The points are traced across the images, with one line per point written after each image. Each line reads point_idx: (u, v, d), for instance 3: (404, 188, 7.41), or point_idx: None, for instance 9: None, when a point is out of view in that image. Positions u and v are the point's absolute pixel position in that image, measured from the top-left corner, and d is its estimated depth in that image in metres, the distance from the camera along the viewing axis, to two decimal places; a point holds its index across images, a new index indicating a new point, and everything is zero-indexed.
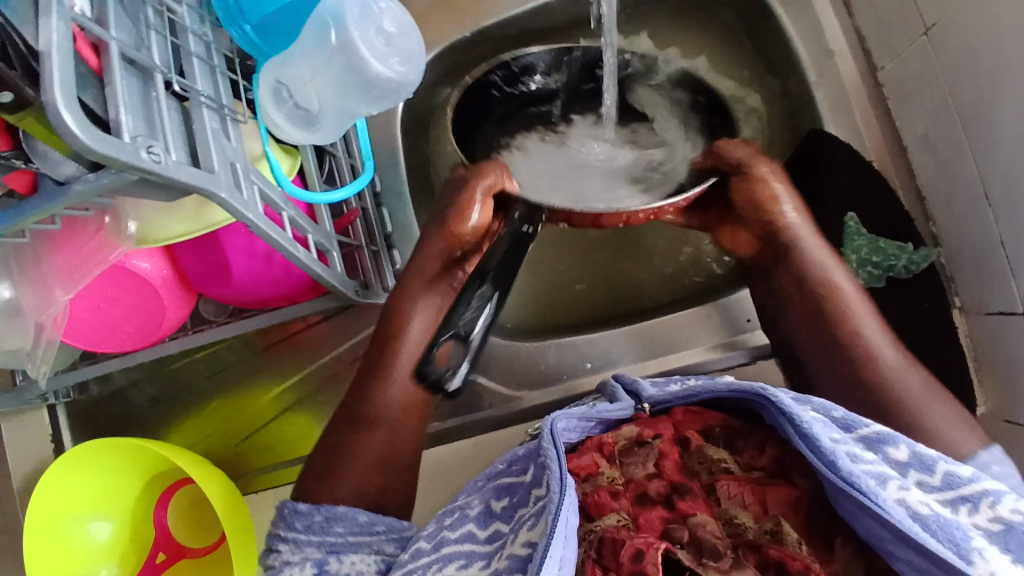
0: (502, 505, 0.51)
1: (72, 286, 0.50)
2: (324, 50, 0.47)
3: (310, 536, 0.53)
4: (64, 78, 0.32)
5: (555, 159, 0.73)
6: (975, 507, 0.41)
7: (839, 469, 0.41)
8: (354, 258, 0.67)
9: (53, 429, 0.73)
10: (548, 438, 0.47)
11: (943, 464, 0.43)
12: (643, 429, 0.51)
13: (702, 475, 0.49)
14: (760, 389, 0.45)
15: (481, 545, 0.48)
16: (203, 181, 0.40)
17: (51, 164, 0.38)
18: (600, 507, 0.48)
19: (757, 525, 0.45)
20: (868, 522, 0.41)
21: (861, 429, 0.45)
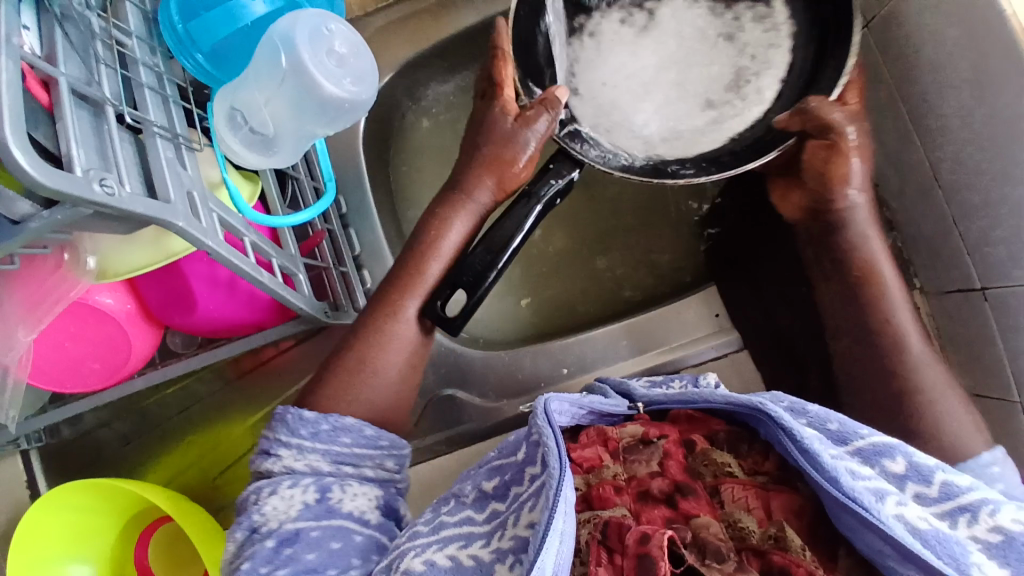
0: (493, 485, 0.50)
1: (34, 324, 0.50)
2: (276, 75, 0.47)
3: (316, 443, 0.51)
4: (12, 115, 0.32)
5: (630, 61, 0.62)
6: (974, 518, 0.41)
7: (841, 486, 0.40)
8: (324, 281, 0.68)
9: (27, 477, 0.72)
10: (543, 418, 0.47)
11: (941, 473, 0.43)
12: (647, 429, 0.52)
13: (707, 478, 0.48)
14: (756, 404, 0.45)
15: (479, 526, 0.47)
16: (159, 210, 0.40)
17: (4, 203, 0.37)
18: (603, 501, 0.48)
19: (761, 531, 0.44)
20: (869, 538, 0.41)
21: (857, 441, 0.45)
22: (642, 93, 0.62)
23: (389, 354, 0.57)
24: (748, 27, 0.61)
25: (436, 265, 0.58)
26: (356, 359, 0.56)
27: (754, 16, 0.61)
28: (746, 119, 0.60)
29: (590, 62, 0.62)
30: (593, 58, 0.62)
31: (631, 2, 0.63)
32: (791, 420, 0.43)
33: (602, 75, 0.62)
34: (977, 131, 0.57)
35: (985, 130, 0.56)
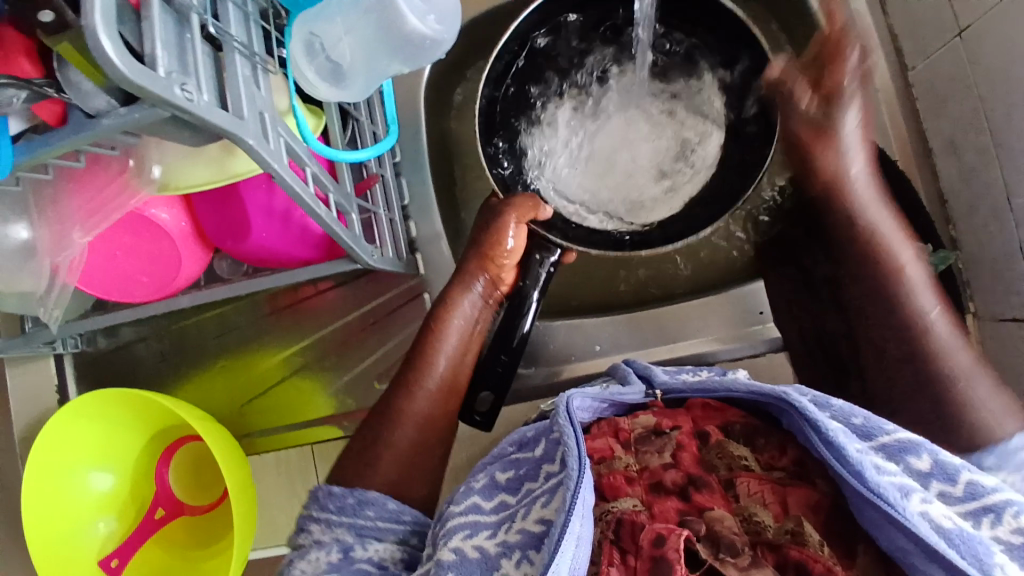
0: (506, 477, 0.51)
1: (90, 228, 0.51)
2: (359, 6, 0.47)
3: (341, 517, 0.53)
4: (104, 5, 0.32)
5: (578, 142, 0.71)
6: (998, 520, 0.40)
7: (867, 481, 0.40)
8: (373, 223, 0.66)
9: (57, 381, 0.73)
10: (564, 417, 0.47)
11: (967, 473, 0.41)
12: (661, 420, 0.50)
13: (721, 471, 0.46)
14: (783, 392, 0.44)
15: (487, 516, 0.48)
16: (233, 125, 0.40)
17: (81, 96, 0.37)
18: (615, 490, 0.47)
19: (777, 525, 0.43)
20: (892, 535, 0.40)
21: (882, 437, 0.43)
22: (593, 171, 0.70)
23: (412, 402, 0.61)
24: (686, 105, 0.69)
25: (438, 361, 0.63)
26: (372, 429, 0.61)
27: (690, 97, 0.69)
28: (697, 186, 0.68)
29: (551, 149, 0.71)
30: (554, 145, 0.71)
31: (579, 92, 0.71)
32: (817, 412, 0.43)
33: (561, 154, 0.71)
34: None
35: None
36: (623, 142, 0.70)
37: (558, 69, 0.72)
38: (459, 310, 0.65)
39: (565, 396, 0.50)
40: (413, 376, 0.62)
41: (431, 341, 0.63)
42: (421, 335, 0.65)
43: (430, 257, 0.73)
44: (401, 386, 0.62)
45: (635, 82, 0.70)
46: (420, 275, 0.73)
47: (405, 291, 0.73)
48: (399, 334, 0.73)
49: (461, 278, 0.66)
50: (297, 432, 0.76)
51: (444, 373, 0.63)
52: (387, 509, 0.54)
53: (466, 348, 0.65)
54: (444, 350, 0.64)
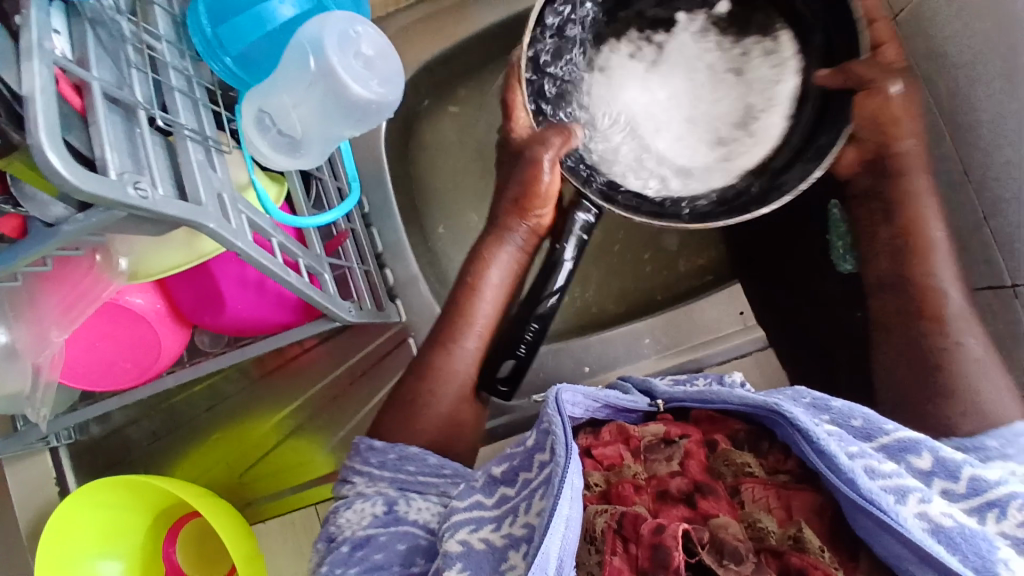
0: (502, 470, 0.48)
1: (67, 325, 0.51)
2: (306, 79, 0.48)
3: (383, 472, 0.53)
4: (47, 120, 0.32)
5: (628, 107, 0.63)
6: (1002, 513, 0.40)
7: (858, 486, 0.39)
8: (347, 279, 0.67)
9: (54, 474, 0.72)
10: (552, 408, 0.46)
11: (968, 469, 0.42)
12: (670, 428, 0.49)
13: (727, 478, 0.45)
14: (772, 404, 0.43)
15: (490, 510, 0.46)
16: (191, 213, 0.41)
17: (39, 206, 0.38)
18: (623, 499, 0.45)
19: (781, 531, 0.42)
20: (887, 543, 0.39)
21: (882, 437, 0.44)
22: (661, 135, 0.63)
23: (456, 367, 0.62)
24: (756, 63, 0.61)
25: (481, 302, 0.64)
26: (413, 387, 0.61)
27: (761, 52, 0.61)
28: (755, 157, 0.61)
29: (603, 96, 0.63)
30: (607, 101, 0.63)
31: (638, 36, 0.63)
32: (809, 423, 0.42)
33: (611, 110, 0.63)
34: None
35: None
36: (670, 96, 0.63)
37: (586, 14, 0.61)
38: (496, 264, 0.65)
39: (554, 390, 0.48)
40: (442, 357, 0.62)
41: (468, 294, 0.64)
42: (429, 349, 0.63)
43: (410, 301, 0.73)
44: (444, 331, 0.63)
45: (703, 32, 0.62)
46: (402, 320, 0.73)
47: (390, 336, 0.74)
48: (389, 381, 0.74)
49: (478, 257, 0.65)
50: (297, 496, 0.76)
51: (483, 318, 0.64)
52: (430, 465, 0.54)
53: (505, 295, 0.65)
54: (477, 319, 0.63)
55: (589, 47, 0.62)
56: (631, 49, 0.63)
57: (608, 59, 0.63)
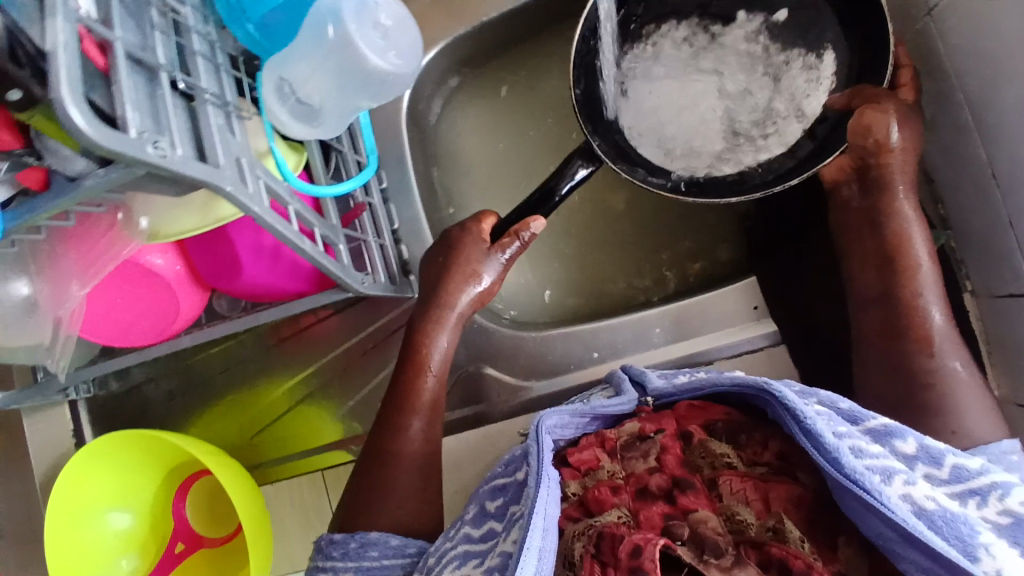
0: (495, 505, 0.49)
1: (87, 280, 0.53)
2: (322, 47, 0.49)
3: (375, 530, 0.54)
4: (69, 76, 0.33)
5: (684, 77, 0.67)
6: (983, 501, 0.40)
7: (842, 465, 0.39)
8: (363, 252, 0.67)
9: (74, 426, 0.75)
10: (534, 433, 0.47)
11: (951, 456, 0.42)
12: (645, 424, 0.49)
13: (705, 470, 0.46)
14: (763, 384, 0.44)
15: (476, 544, 0.46)
16: (209, 174, 0.41)
17: (60, 160, 0.39)
18: (601, 504, 0.45)
19: (759, 522, 0.42)
20: (870, 522, 0.39)
21: (868, 422, 0.44)
22: (677, 115, 0.67)
23: (407, 431, 0.61)
24: (795, 73, 0.65)
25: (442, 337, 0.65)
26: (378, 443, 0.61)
27: (803, 65, 0.64)
28: (761, 155, 0.65)
29: (646, 70, 0.68)
30: (645, 83, 0.68)
31: (698, 22, 0.67)
32: (799, 402, 0.42)
33: (635, 120, 0.68)
34: None
35: None
36: (693, 83, 0.67)
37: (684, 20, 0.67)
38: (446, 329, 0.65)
39: (540, 416, 0.49)
40: (402, 414, 0.61)
41: (418, 374, 0.63)
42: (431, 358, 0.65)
43: None
44: (399, 392, 0.63)
45: (752, 38, 0.66)
46: (414, 296, 0.74)
47: (401, 311, 0.75)
48: None
49: (431, 303, 0.65)
50: (305, 460, 0.78)
51: (431, 392, 0.63)
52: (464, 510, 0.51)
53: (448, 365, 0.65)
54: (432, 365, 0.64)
55: (663, 25, 0.68)
56: (687, 35, 0.67)
57: (663, 39, 0.68)
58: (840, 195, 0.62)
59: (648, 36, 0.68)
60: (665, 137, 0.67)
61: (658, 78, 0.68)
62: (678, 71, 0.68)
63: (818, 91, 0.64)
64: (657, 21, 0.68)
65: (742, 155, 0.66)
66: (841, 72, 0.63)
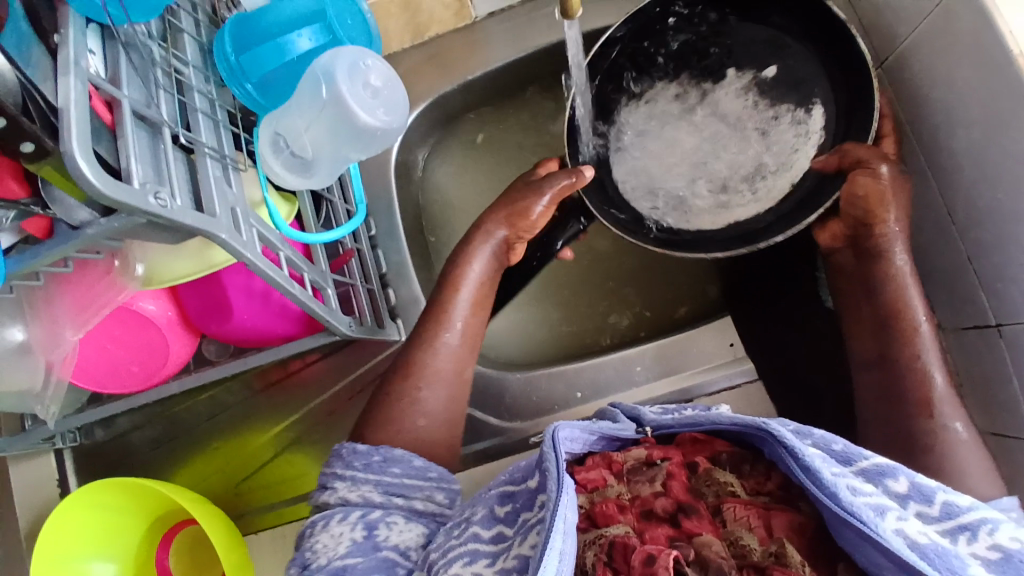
0: (504, 510, 0.47)
1: (80, 325, 0.54)
2: (316, 104, 0.52)
3: (367, 474, 0.51)
4: (79, 129, 0.36)
5: (676, 132, 0.72)
6: (974, 537, 0.41)
7: (841, 500, 0.41)
8: (351, 296, 0.69)
9: (59, 475, 0.75)
10: (548, 443, 0.46)
11: (942, 493, 0.42)
12: (652, 451, 0.51)
13: (709, 497, 0.47)
14: (759, 422, 0.45)
15: (486, 545, 0.45)
16: (205, 223, 0.43)
17: (65, 210, 0.41)
18: (607, 518, 0.46)
19: (762, 548, 0.43)
20: (868, 552, 0.41)
21: (862, 462, 0.45)
22: (667, 170, 0.72)
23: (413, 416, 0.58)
24: (784, 127, 0.68)
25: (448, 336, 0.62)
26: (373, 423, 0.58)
27: (792, 120, 0.67)
28: (750, 213, 0.68)
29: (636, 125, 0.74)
30: (636, 134, 0.74)
31: (689, 81, 0.72)
32: (794, 439, 0.43)
33: (630, 173, 0.73)
34: (989, 170, 0.56)
35: (996, 170, 0.56)
36: (681, 143, 0.72)
37: (676, 75, 0.72)
38: (479, 258, 0.66)
39: (553, 426, 0.48)
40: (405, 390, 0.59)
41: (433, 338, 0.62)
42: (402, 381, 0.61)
43: (410, 321, 0.76)
44: (403, 376, 0.61)
45: (743, 94, 0.70)
46: (402, 340, 0.75)
47: (389, 353, 0.76)
48: None
49: (460, 259, 0.66)
50: (289, 508, 0.76)
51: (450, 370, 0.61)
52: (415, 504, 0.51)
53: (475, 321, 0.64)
54: (443, 352, 0.62)
55: (655, 83, 0.73)
56: (680, 91, 0.72)
57: (657, 95, 0.73)
58: (836, 259, 0.65)
59: (639, 95, 0.73)
60: (655, 188, 0.72)
61: (647, 134, 0.73)
62: (668, 130, 0.73)
63: (810, 141, 0.66)
64: (650, 82, 0.73)
65: (734, 209, 0.69)
66: (828, 126, 0.66)
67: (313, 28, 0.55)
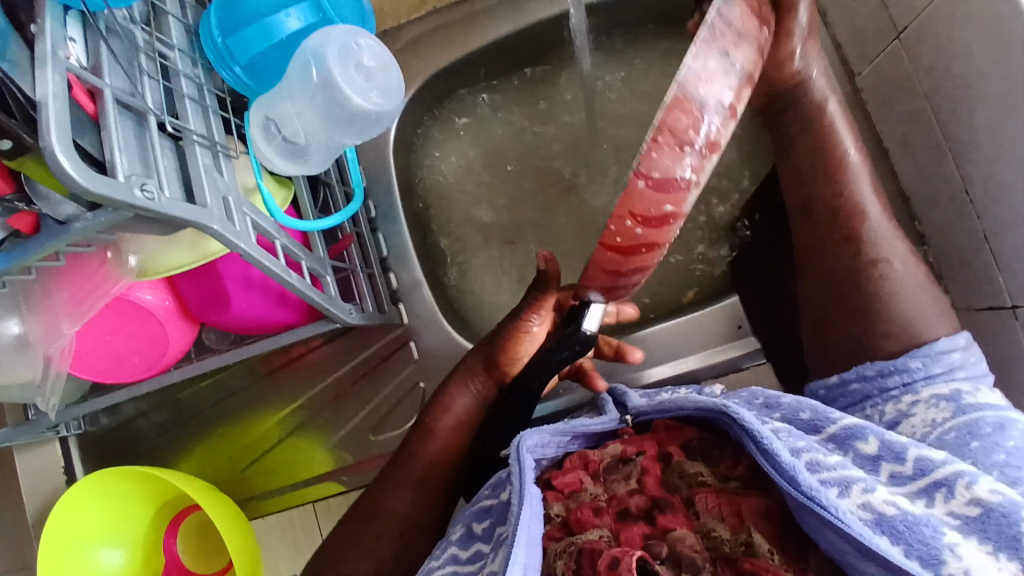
0: (482, 526, 0.52)
1: (77, 318, 0.54)
2: (308, 87, 0.50)
3: None
4: (59, 123, 0.34)
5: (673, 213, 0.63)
6: (950, 493, 0.40)
7: (800, 483, 0.39)
8: (351, 282, 0.68)
9: (66, 463, 0.75)
10: (516, 456, 0.49)
11: (914, 449, 0.42)
12: (626, 447, 0.50)
13: (682, 490, 0.46)
14: (722, 406, 0.44)
15: (465, 565, 0.49)
16: (195, 214, 0.42)
17: (49, 204, 0.40)
18: (582, 524, 0.45)
19: (733, 537, 0.42)
20: (828, 538, 0.39)
21: (829, 428, 0.45)
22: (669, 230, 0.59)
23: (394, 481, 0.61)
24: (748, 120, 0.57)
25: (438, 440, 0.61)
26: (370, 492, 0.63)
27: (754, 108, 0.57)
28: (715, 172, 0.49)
29: None
30: None
31: None
32: (758, 424, 0.43)
33: None
34: (1010, 146, 0.54)
35: (1018, 146, 0.53)
36: None
37: None
38: (455, 409, 0.61)
39: (521, 437, 0.51)
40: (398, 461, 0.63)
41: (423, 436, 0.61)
42: (418, 429, 0.62)
43: (412, 305, 0.75)
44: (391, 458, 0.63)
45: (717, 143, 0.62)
46: (404, 324, 0.75)
47: (392, 338, 0.75)
48: (391, 382, 0.75)
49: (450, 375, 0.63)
50: (298, 492, 0.77)
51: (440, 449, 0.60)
52: None
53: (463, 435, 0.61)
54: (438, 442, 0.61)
55: None
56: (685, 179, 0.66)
57: None
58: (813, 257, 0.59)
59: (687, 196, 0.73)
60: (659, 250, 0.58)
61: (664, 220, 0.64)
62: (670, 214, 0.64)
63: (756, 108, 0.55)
64: None
65: None
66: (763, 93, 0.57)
67: (302, 6, 0.54)
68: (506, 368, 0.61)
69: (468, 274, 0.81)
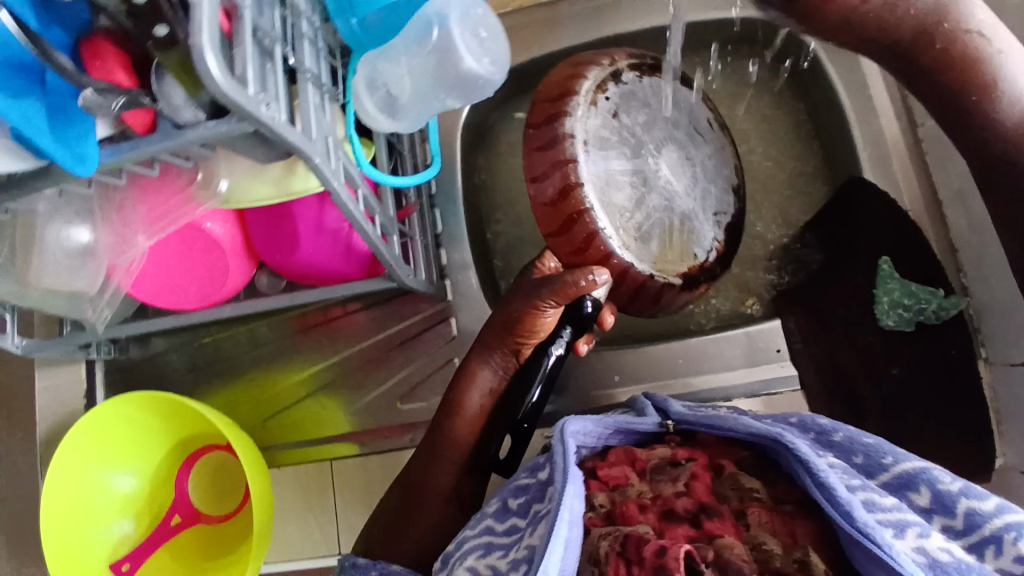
0: (516, 503, 0.52)
1: (152, 233, 0.55)
2: (420, 48, 0.53)
3: None
4: (211, 24, 0.35)
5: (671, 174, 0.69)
6: (999, 549, 0.39)
7: (853, 519, 0.40)
8: (408, 248, 0.69)
9: (88, 387, 0.75)
10: (556, 437, 0.50)
11: (964, 501, 0.41)
12: (677, 452, 0.51)
13: (732, 501, 0.47)
14: (774, 434, 0.45)
15: (500, 538, 0.49)
16: (303, 143, 0.43)
17: (171, 107, 0.40)
18: (627, 519, 0.46)
19: (785, 554, 0.42)
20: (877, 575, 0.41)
21: (882, 475, 0.46)
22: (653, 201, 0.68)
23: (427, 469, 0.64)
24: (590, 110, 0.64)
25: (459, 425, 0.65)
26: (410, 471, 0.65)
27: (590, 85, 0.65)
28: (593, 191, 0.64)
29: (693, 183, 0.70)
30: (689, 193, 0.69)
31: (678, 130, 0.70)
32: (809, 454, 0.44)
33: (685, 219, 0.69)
34: None
35: None
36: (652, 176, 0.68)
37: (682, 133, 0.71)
38: (475, 386, 0.66)
39: (563, 421, 0.52)
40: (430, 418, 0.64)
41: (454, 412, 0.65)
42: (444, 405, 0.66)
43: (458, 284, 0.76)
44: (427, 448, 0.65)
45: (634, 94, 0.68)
46: (448, 301, 0.76)
47: (430, 314, 0.76)
48: (423, 356, 0.76)
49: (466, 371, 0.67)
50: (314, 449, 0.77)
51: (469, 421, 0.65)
52: None
53: (488, 411, 0.66)
54: (467, 413, 0.65)
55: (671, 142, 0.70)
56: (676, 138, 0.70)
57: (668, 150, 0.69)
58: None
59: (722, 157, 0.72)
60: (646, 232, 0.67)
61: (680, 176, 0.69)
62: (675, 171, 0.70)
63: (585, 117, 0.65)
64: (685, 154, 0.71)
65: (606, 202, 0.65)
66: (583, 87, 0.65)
67: None
68: (524, 339, 0.65)
69: (513, 266, 0.81)
